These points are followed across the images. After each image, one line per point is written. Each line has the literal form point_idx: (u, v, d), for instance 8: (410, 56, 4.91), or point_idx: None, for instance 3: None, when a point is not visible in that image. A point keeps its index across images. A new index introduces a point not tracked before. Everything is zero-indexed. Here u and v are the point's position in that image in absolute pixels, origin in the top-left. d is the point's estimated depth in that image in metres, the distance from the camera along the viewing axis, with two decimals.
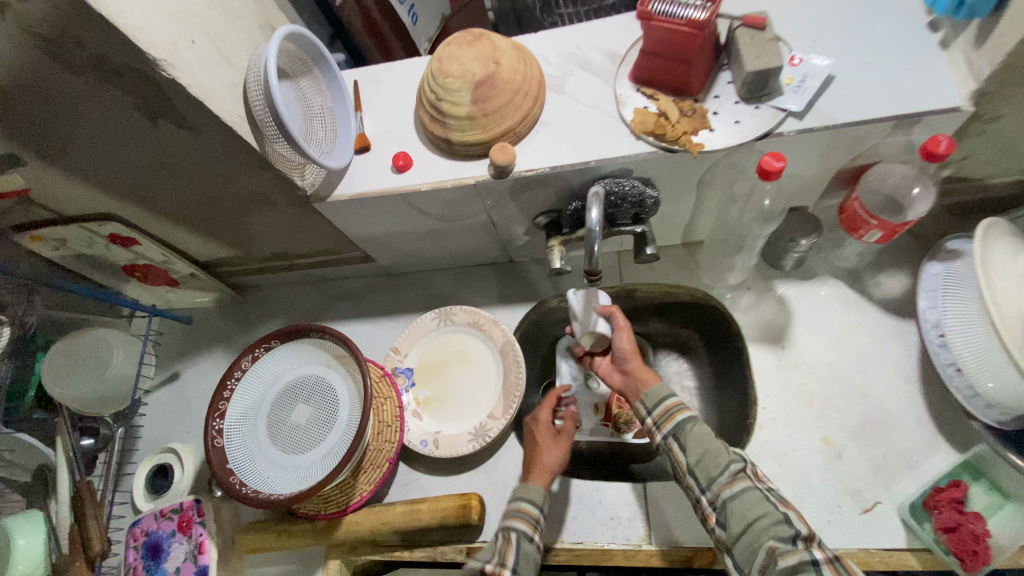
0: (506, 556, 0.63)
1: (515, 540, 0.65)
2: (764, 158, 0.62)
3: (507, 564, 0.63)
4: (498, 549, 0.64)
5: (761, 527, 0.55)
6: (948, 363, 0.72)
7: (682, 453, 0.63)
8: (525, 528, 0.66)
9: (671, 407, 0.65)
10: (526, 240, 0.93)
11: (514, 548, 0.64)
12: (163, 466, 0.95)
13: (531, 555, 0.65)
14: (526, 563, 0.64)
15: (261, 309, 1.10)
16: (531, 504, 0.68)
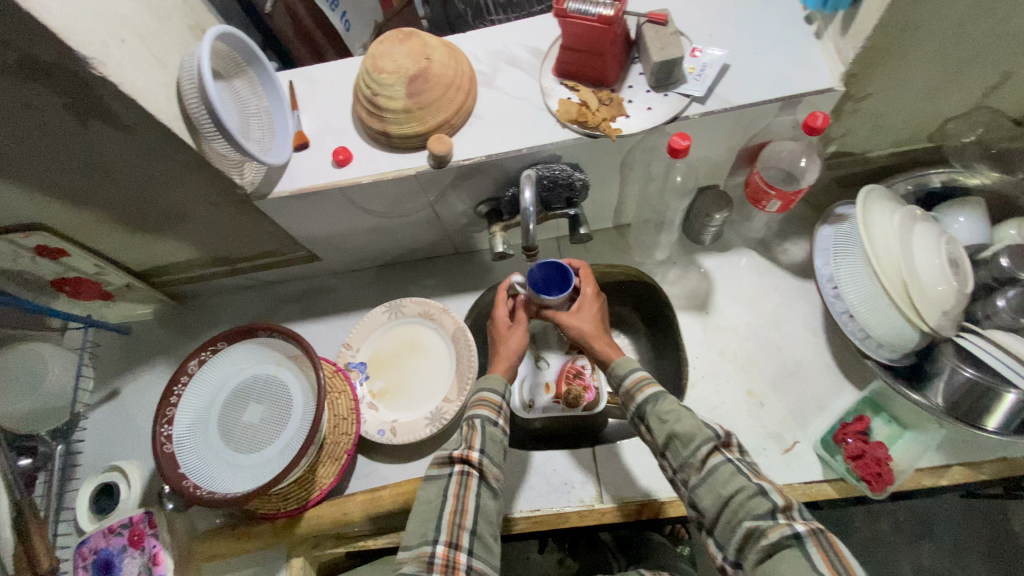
0: (473, 441, 0.67)
1: (479, 425, 0.68)
2: (673, 138, 0.70)
3: (475, 447, 0.66)
4: (465, 434, 0.68)
5: (737, 503, 0.57)
6: (841, 311, 0.81)
7: (661, 442, 0.65)
8: (489, 414, 0.70)
9: (633, 387, 0.69)
10: (469, 230, 0.97)
11: (480, 431, 0.67)
12: (109, 485, 0.92)
13: (496, 438, 0.69)
14: (492, 444, 0.68)
15: (205, 318, 1.09)
16: (493, 392, 0.72)
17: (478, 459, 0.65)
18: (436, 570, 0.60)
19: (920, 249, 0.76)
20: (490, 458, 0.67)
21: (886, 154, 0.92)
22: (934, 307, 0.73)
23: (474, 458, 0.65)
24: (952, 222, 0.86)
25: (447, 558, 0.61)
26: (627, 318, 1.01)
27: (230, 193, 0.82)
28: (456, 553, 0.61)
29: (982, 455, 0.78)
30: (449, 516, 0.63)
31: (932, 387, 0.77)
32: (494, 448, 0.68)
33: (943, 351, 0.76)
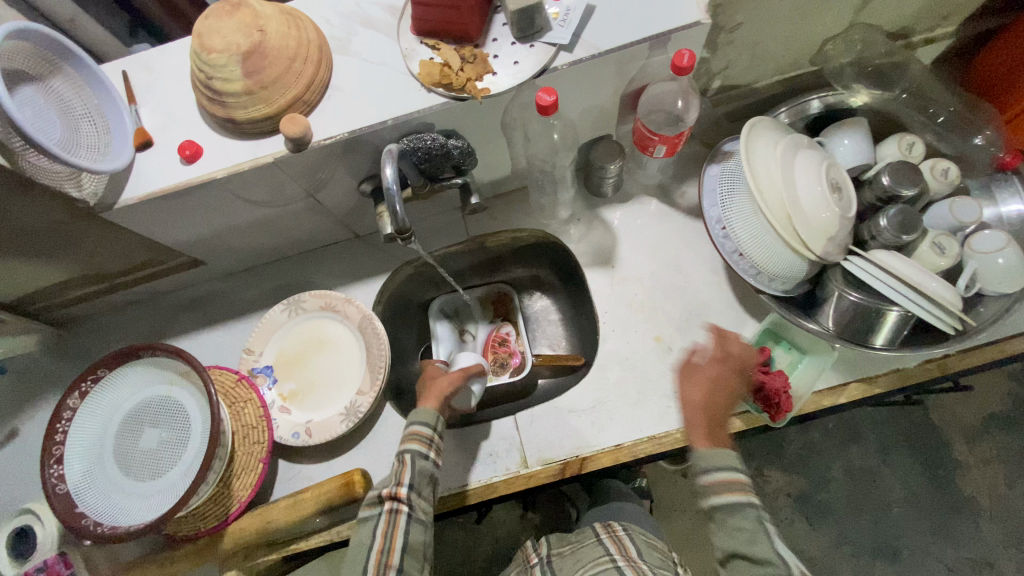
0: (401, 477, 0.69)
1: (410, 460, 0.71)
2: (539, 94, 0.66)
3: (403, 482, 0.69)
4: (396, 471, 0.70)
5: (761, 549, 0.63)
6: (733, 251, 0.81)
7: (721, 495, 0.66)
8: (420, 448, 0.72)
9: (713, 484, 0.66)
10: (361, 211, 0.92)
11: (410, 466, 0.70)
12: (21, 529, 0.86)
13: (427, 470, 0.71)
14: (422, 478, 0.71)
15: (96, 341, 1.01)
16: (424, 425, 0.74)
17: (406, 494, 0.68)
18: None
19: (801, 179, 0.76)
20: (419, 492, 0.69)
21: (772, 82, 0.90)
22: (817, 235, 0.74)
23: (403, 494, 0.68)
24: (837, 145, 0.86)
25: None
26: (545, 280, 1.11)
27: (76, 210, 0.74)
28: None
29: (876, 369, 0.81)
30: (376, 556, 0.65)
31: (823, 312, 0.79)
32: (425, 481, 0.71)
33: (833, 277, 0.78)
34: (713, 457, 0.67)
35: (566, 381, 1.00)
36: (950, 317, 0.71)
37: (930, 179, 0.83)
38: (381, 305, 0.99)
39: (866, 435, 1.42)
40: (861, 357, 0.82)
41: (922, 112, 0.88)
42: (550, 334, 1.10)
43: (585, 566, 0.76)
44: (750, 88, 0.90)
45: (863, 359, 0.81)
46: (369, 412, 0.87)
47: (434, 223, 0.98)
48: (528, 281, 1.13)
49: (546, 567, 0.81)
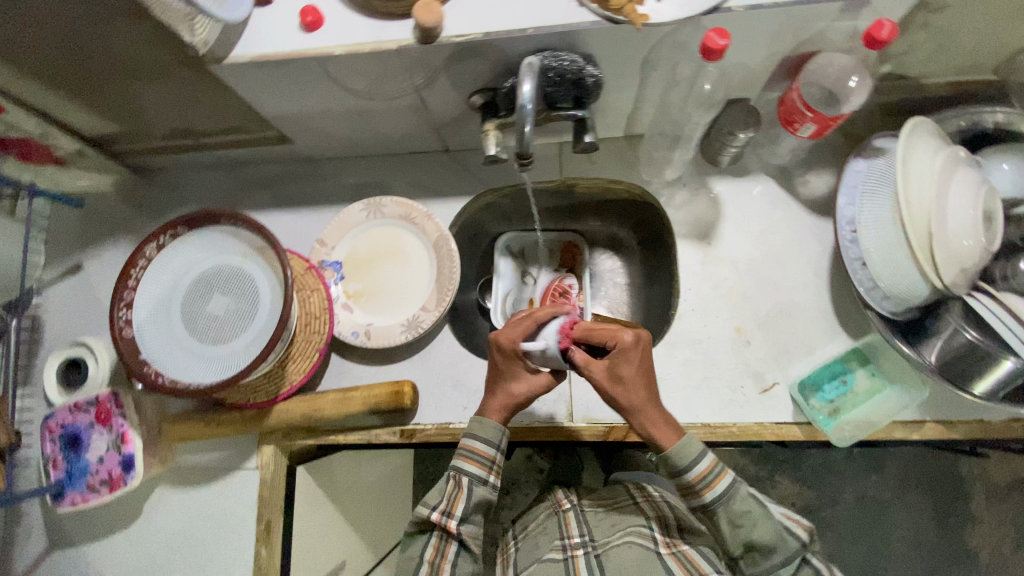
0: (454, 508, 0.68)
1: (468, 486, 0.68)
2: (708, 35, 0.59)
3: (455, 514, 0.68)
4: (449, 497, 0.69)
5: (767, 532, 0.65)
6: (854, 258, 0.75)
7: (718, 486, 0.66)
8: (478, 471, 0.69)
9: (706, 479, 0.65)
10: (460, 125, 0.87)
11: (466, 495, 0.68)
12: (76, 359, 0.89)
13: (482, 497, 0.69)
14: (475, 507, 0.69)
15: (168, 196, 1.00)
16: (485, 444, 0.69)
17: (455, 528, 0.67)
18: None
19: (956, 198, 0.68)
20: (471, 524, 0.69)
21: (944, 81, 0.80)
22: (957, 262, 0.67)
23: (453, 525, 0.68)
24: (994, 169, 0.77)
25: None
26: (622, 241, 1.06)
27: (181, 52, 0.69)
28: None
29: (960, 415, 0.77)
30: None
31: (926, 344, 0.74)
32: (478, 508, 0.69)
33: (950, 309, 0.72)
34: (689, 449, 0.65)
35: None
36: None
37: None
38: (454, 228, 0.97)
39: (888, 469, 1.39)
40: (947, 397, 0.77)
41: None
42: (611, 296, 1.07)
43: (623, 530, 0.77)
44: (917, 83, 0.80)
45: (948, 399, 0.77)
46: (428, 330, 0.87)
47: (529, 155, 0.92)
48: (603, 238, 1.08)
49: (579, 512, 0.83)
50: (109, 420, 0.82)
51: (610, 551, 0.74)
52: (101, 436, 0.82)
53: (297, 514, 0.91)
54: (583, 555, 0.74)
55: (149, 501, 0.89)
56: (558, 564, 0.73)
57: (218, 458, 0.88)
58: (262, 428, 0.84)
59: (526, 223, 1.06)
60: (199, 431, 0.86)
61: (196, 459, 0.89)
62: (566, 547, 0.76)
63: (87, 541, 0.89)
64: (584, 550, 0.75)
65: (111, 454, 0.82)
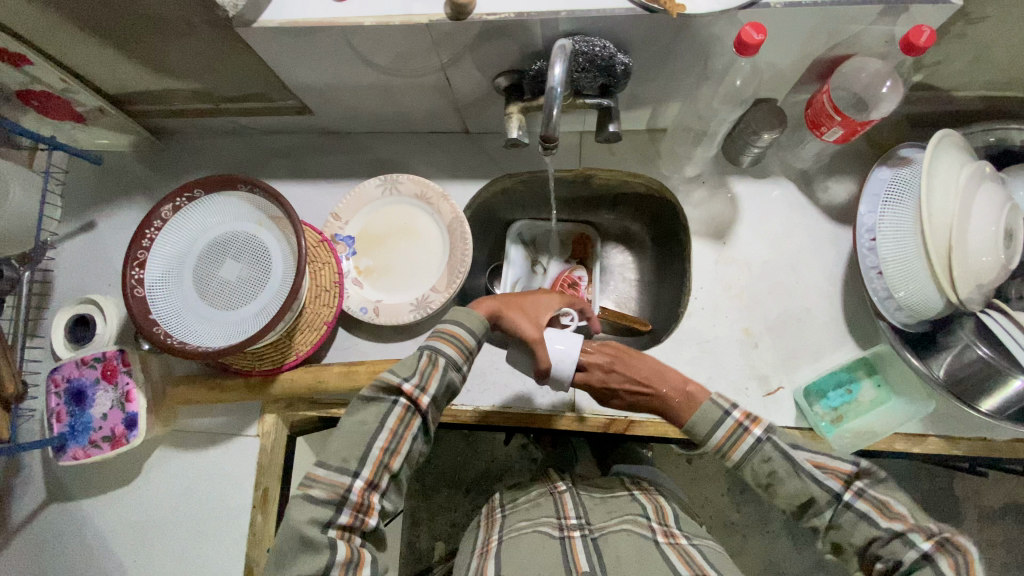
0: (425, 383, 0.62)
1: (442, 366, 0.63)
2: (745, 28, 0.58)
3: (427, 390, 0.62)
4: (422, 372, 0.62)
5: (792, 483, 0.60)
6: (870, 267, 0.75)
7: (738, 449, 0.62)
8: (453, 355, 0.64)
9: (725, 444, 0.63)
10: (483, 106, 0.86)
11: (440, 373, 0.62)
12: (83, 317, 0.90)
13: (453, 381, 0.64)
14: (445, 389, 0.63)
15: (185, 160, 1.00)
16: (467, 334, 0.65)
17: (425, 405, 0.61)
18: (365, 473, 0.60)
19: (980, 214, 0.67)
20: (436, 403, 0.63)
21: (975, 96, 0.79)
22: (975, 276, 0.66)
23: (423, 403, 0.61)
24: (1019, 188, 0.76)
25: (370, 479, 0.60)
26: (635, 237, 1.06)
27: (208, 14, 0.69)
28: (372, 494, 0.60)
29: (965, 432, 0.77)
30: (379, 454, 0.60)
31: (936, 358, 0.74)
32: (445, 393, 0.64)
33: (962, 324, 0.72)
34: (709, 417, 0.63)
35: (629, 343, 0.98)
36: None
37: None
38: (469, 211, 0.96)
39: None
40: (953, 413, 0.77)
41: None
42: (620, 291, 1.07)
43: (620, 518, 0.78)
44: (948, 96, 0.79)
45: (955, 415, 0.77)
46: (436, 311, 0.87)
47: None
48: (615, 233, 1.08)
49: (575, 496, 0.84)
50: (115, 377, 0.83)
51: (607, 535, 0.74)
52: (106, 393, 0.83)
53: (294, 484, 0.92)
54: (580, 537, 0.74)
55: (150, 461, 0.89)
56: (555, 541, 0.73)
57: (220, 423, 0.89)
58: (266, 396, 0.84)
59: (540, 211, 1.06)
60: (202, 396, 0.87)
61: (198, 423, 0.89)
62: (563, 528, 0.76)
63: (87, 496, 0.90)
64: (581, 531, 0.75)
65: (114, 411, 0.82)
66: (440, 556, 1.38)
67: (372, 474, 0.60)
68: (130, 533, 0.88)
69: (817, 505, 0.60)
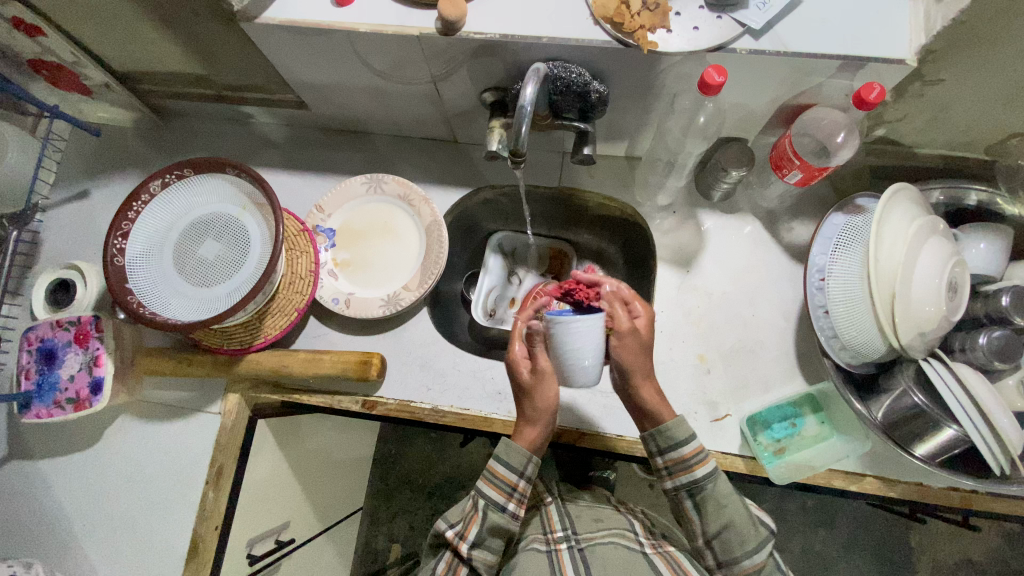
0: (467, 531, 0.68)
1: (482, 508, 0.68)
2: (708, 70, 0.62)
3: (467, 538, 0.68)
4: (466, 517, 0.69)
5: (740, 518, 0.66)
6: (819, 305, 0.78)
7: (697, 466, 0.68)
8: (496, 497, 0.69)
9: (690, 457, 0.68)
10: (471, 119, 0.90)
11: (481, 518, 0.68)
12: (66, 282, 0.92)
13: (498, 525, 0.68)
14: (490, 534, 0.68)
15: (184, 141, 1.04)
16: (506, 469, 0.68)
17: (466, 551, 0.67)
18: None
19: (924, 264, 0.70)
20: (485, 549, 0.67)
21: (935, 154, 0.82)
22: (913, 325, 0.69)
23: (462, 549, 0.67)
24: (970, 246, 0.79)
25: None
26: (610, 258, 1.09)
27: (217, 7, 0.73)
28: None
29: (901, 475, 0.79)
30: None
31: (877, 400, 0.77)
32: (493, 534, 0.68)
33: (903, 370, 0.75)
34: (683, 427, 0.68)
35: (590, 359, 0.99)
36: (1000, 454, 0.66)
37: None
38: (449, 217, 1.00)
39: (838, 526, 1.40)
40: (891, 456, 0.79)
41: None
42: None
43: (606, 531, 0.79)
44: (910, 152, 0.83)
45: (892, 457, 0.79)
46: (406, 309, 0.90)
47: (532, 159, 0.95)
48: (591, 252, 1.12)
49: (562, 508, 0.85)
50: (86, 341, 0.85)
51: (595, 547, 0.75)
52: (75, 353, 0.85)
53: (250, 464, 0.94)
54: (567, 548, 0.75)
55: (112, 428, 0.91)
56: (541, 555, 0.74)
57: (185, 397, 0.91)
58: (225, 374, 0.87)
59: (521, 225, 1.10)
60: (168, 367, 0.89)
61: (163, 394, 0.91)
62: (548, 541, 0.77)
63: (46, 456, 0.91)
64: (567, 544, 0.76)
65: (81, 373, 0.84)
66: (395, 557, 1.54)
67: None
68: (83, 497, 0.89)
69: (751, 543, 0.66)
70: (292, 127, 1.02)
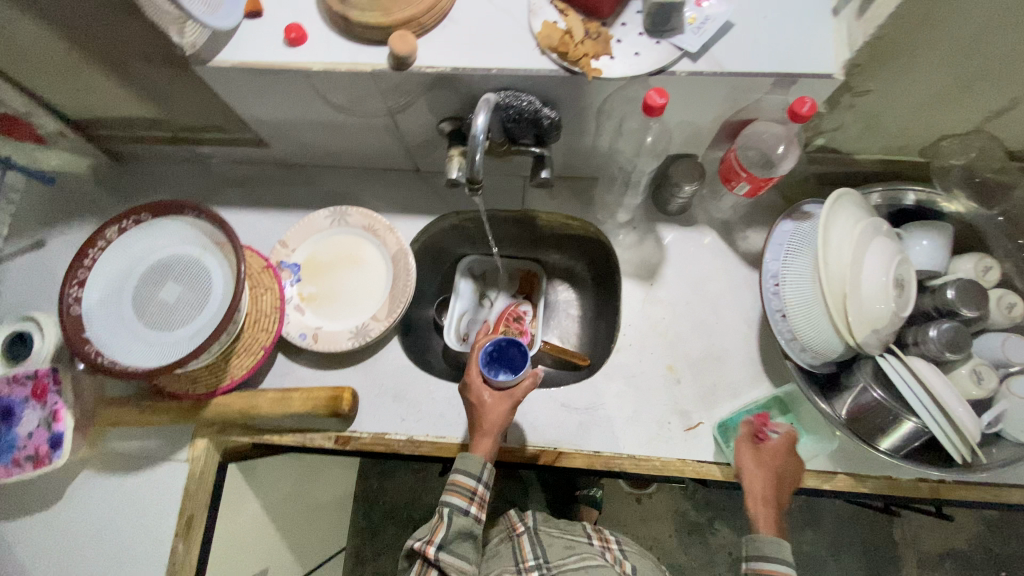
0: (433, 536, 0.69)
1: (447, 514, 0.69)
2: (650, 93, 0.64)
3: (434, 542, 0.68)
4: (432, 525, 0.70)
5: None
6: (777, 310, 0.80)
7: None
8: (460, 502, 0.70)
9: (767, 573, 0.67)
10: (431, 148, 0.91)
11: (445, 523, 0.69)
12: (21, 334, 0.89)
13: (463, 526, 0.70)
14: (457, 537, 0.69)
15: (142, 185, 1.03)
16: (467, 475, 0.70)
17: (434, 554, 0.67)
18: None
19: (870, 266, 0.74)
20: (453, 550, 0.69)
21: (874, 160, 0.87)
22: (864, 324, 0.72)
23: (430, 553, 0.67)
24: (914, 244, 0.83)
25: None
26: (579, 275, 1.10)
27: (170, 52, 0.74)
28: None
29: (870, 469, 0.81)
30: None
31: (840, 398, 0.79)
32: (458, 538, 0.69)
33: (862, 368, 0.77)
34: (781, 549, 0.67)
35: (565, 375, 1.03)
36: (960, 446, 0.68)
37: (994, 310, 0.80)
38: (416, 244, 1.00)
39: (823, 524, 1.42)
40: (861, 451, 0.81)
41: (1012, 242, 0.82)
42: (564, 326, 1.10)
43: (576, 555, 0.79)
44: (850, 158, 0.87)
45: (861, 453, 0.81)
46: (376, 339, 0.89)
47: (493, 184, 0.97)
48: (561, 271, 1.12)
49: (534, 535, 0.83)
50: (44, 396, 0.82)
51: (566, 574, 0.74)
52: (33, 408, 0.82)
53: (222, 511, 0.91)
54: None
55: (74, 483, 0.88)
56: None
57: (150, 446, 0.88)
58: (191, 420, 0.84)
59: (488, 248, 1.11)
60: (131, 419, 0.86)
61: (127, 445, 0.88)
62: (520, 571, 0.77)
63: (4, 518, 0.87)
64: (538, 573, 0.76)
65: (40, 429, 0.81)
66: None
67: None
68: (43, 560, 0.85)
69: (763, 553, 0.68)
70: (253, 163, 1.01)
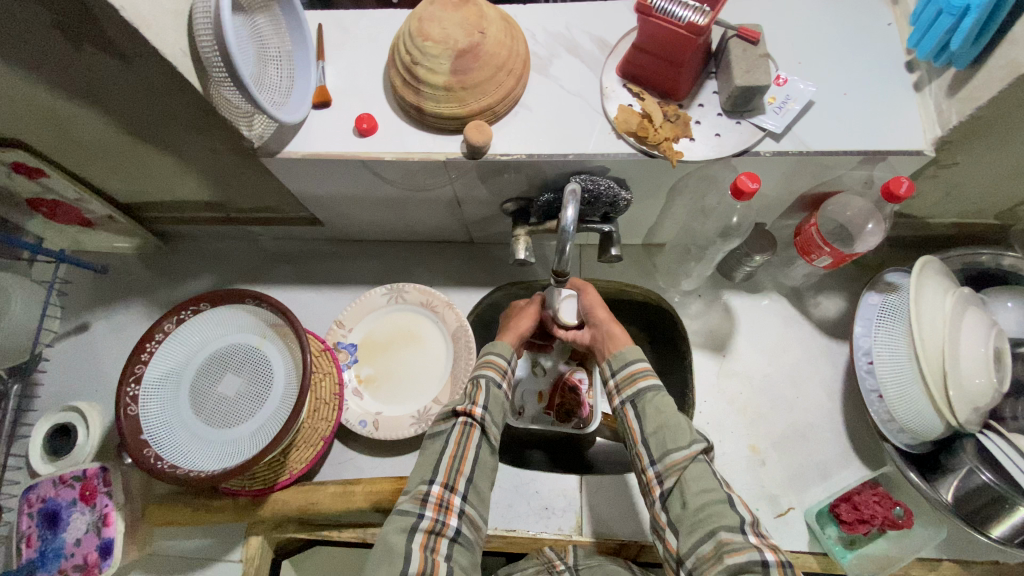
0: (477, 398, 0.64)
1: (485, 384, 0.66)
2: (740, 177, 0.63)
3: (480, 403, 0.64)
4: (471, 390, 0.66)
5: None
6: (871, 390, 0.76)
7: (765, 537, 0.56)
8: (496, 376, 0.68)
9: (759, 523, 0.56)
10: (490, 223, 0.90)
11: (484, 387, 0.66)
12: (67, 428, 0.86)
13: (500, 402, 0.66)
14: (497, 407, 0.65)
15: (191, 264, 1.01)
16: (500, 356, 0.69)
17: (481, 415, 0.63)
18: (430, 508, 0.58)
19: (969, 335, 0.69)
20: (493, 417, 0.64)
21: (947, 223, 0.85)
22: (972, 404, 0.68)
23: (477, 411, 0.63)
24: (999, 310, 0.80)
25: (434, 523, 0.57)
26: None
27: (237, 144, 0.73)
28: (450, 495, 0.59)
29: (976, 554, 0.75)
30: (449, 459, 0.61)
31: (942, 481, 0.73)
32: (497, 412, 0.65)
33: (964, 446, 0.72)
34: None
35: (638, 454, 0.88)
36: None
37: None
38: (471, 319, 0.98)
39: None
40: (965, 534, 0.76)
41: None
42: None
43: None
44: (923, 222, 0.85)
45: (966, 536, 0.76)
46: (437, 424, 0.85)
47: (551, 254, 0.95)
48: None
49: None
50: (93, 498, 0.77)
51: None
52: (82, 510, 0.77)
53: None
54: None
55: None
56: None
57: (206, 545, 0.83)
58: (247, 519, 0.79)
59: None
60: (184, 518, 0.81)
61: (180, 545, 0.84)
62: None
63: None
64: None
65: (89, 534, 0.76)
66: None
67: (438, 512, 0.58)
68: None
69: (683, 440, 0.60)
70: (304, 240, 1.00)
